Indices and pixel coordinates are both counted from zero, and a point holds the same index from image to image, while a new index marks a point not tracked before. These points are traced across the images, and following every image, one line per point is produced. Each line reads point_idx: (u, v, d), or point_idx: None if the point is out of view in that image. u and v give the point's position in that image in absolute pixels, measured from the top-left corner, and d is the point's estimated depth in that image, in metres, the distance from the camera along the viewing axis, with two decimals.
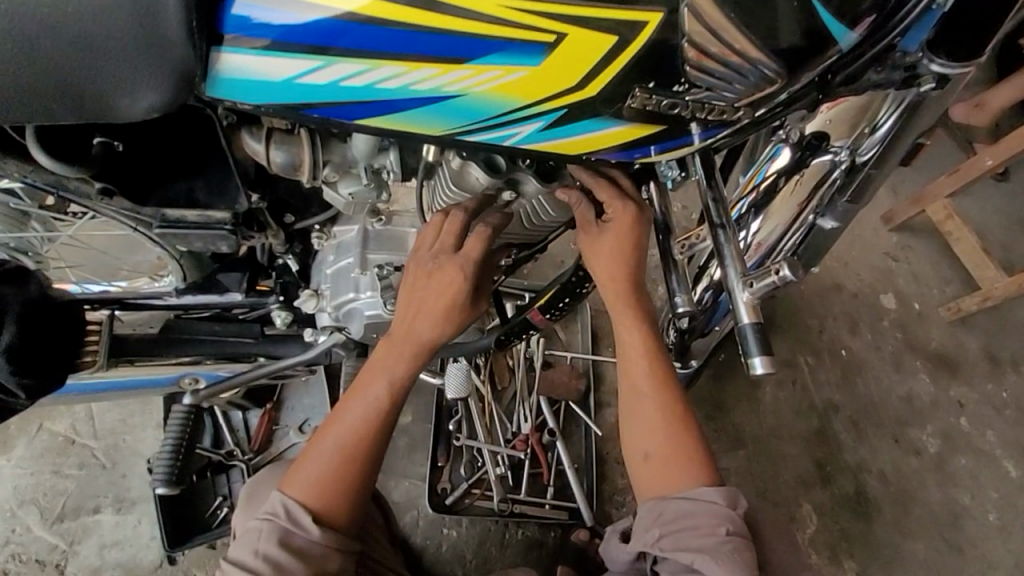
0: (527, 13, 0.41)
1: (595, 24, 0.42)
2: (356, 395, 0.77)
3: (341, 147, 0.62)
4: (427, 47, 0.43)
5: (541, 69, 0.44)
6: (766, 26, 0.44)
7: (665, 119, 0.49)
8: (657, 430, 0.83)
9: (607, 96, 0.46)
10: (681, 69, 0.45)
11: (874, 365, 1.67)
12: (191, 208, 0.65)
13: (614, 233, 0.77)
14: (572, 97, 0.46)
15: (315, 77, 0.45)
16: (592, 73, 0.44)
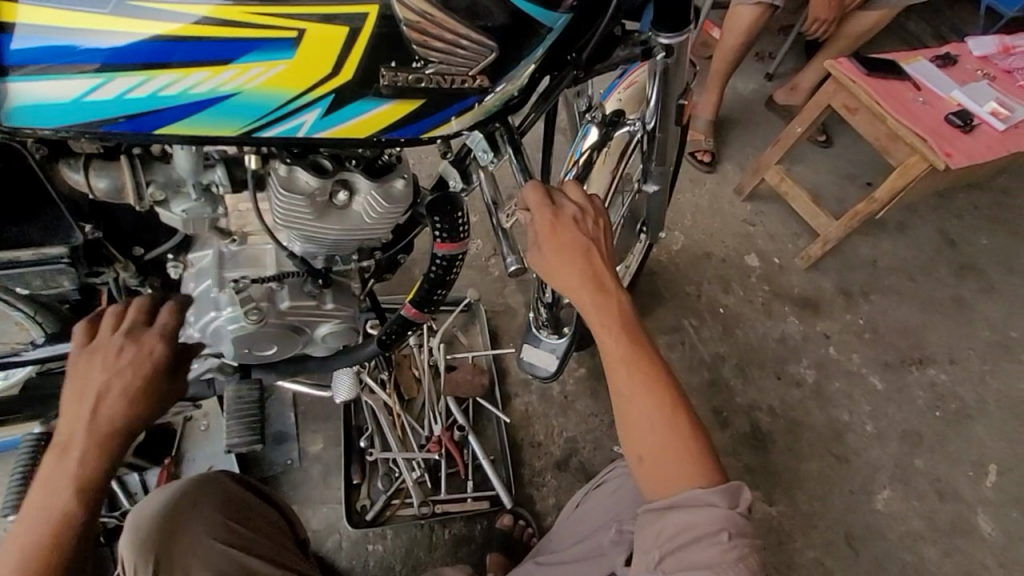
0: (271, 15, 0.53)
1: (329, 19, 0.54)
2: (31, 506, 0.67)
3: (166, 168, 0.69)
4: (195, 54, 0.53)
5: (296, 61, 0.55)
6: (473, 12, 0.57)
7: (421, 93, 0.60)
8: (654, 433, 0.84)
9: (363, 78, 0.57)
10: (414, 49, 0.57)
11: (750, 317, 1.87)
12: (26, 248, 0.69)
13: (559, 236, 0.90)
14: (333, 83, 0.57)
15: (102, 93, 0.53)
16: (341, 59, 0.56)
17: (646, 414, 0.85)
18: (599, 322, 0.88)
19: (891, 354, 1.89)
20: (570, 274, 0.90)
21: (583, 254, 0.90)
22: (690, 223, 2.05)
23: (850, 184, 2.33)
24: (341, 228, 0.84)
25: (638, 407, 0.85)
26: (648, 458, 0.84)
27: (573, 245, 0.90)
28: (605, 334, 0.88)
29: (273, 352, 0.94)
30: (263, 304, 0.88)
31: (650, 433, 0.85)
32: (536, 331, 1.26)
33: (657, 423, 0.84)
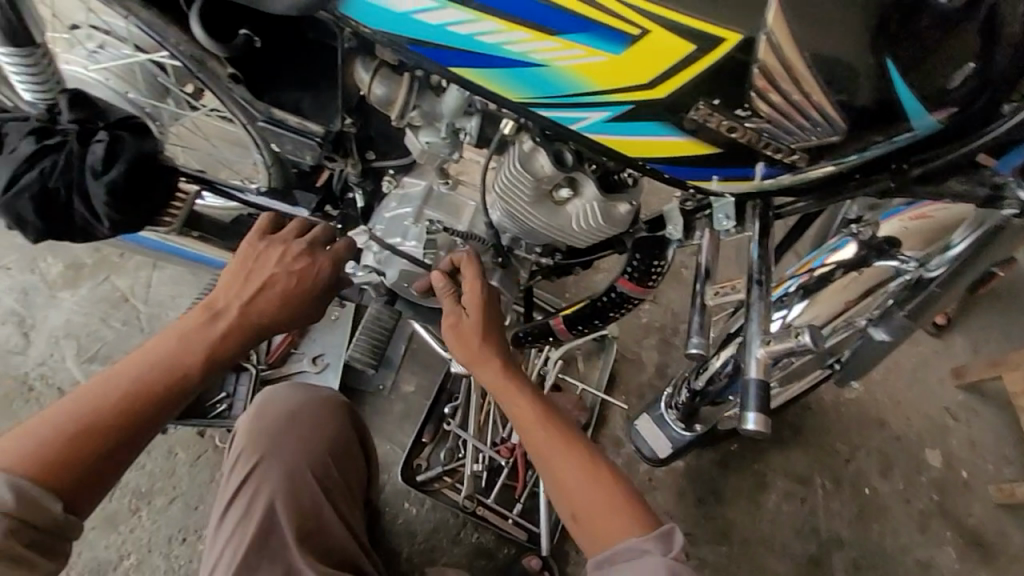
0: (623, 4, 0.48)
1: (681, 31, 0.49)
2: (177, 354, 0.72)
3: (433, 99, 0.69)
4: (528, 13, 0.50)
5: (621, 59, 0.51)
6: (843, 83, 0.51)
7: (722, 142, 0.55)
8: (609, 506, 0.75)
9: (675, 101, 0.53)
10: (750, 96, 0.52)
11: (897, 517, 1.53)
12: (294, 114, 0.75)
13: (464, 314, 0.84)
14: (644, 93, 0.52)
15: (427, 16, 0.52)
16: (666, 74, 0.51)
17: (566, 471, 0.77)
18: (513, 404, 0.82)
19: None
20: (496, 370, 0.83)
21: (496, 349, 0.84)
22: (878, 376, 1.70)
23: None
24: (546, 221, 0.80)
25: (559, 463, 0.77)
26: (582, 519, 0.75)
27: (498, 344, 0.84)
28: (526, 404, 0.81)
29: (424, 296, 0.96)
30: (440, 252, 0.89)
31: (601, 508, 0.75)
32: (663, 407, 1.12)
33: (574, 474, 0.76)
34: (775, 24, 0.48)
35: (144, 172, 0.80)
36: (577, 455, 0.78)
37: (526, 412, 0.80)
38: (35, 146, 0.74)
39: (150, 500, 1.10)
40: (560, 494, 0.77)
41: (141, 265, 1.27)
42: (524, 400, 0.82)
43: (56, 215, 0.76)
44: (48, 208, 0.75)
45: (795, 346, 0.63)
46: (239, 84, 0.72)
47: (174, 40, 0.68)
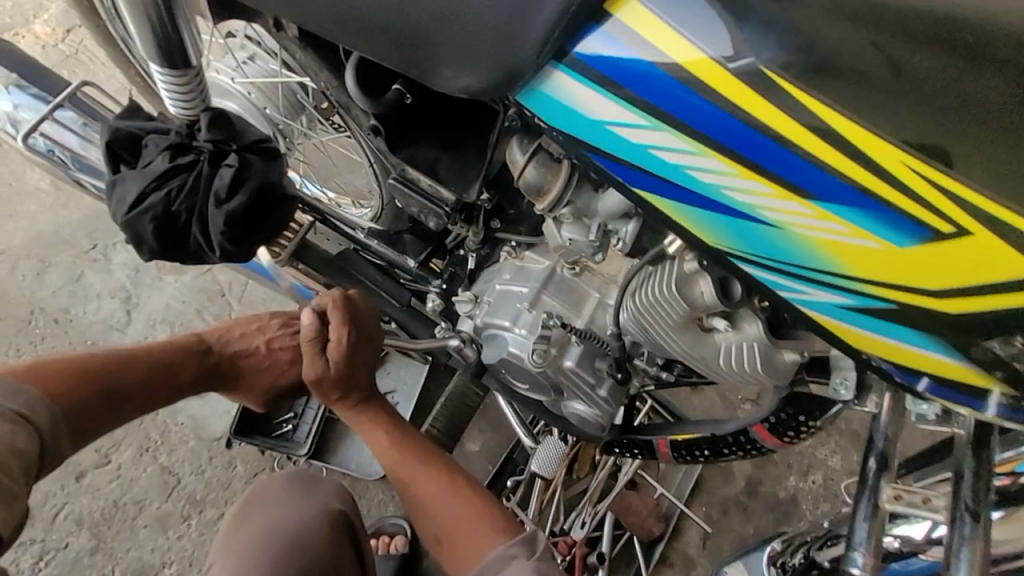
0: (912, 194, 0.44)
1: (986, 237, 0.43)
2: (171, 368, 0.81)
3: (591, 196, 0.58)
4: (777, 170, 0.46)
5: (901, 251, 0.46)
6: None
7: (991, 372, 0.50)
8: (452, 514, 0.82)
9: (944, 313, 0.47)
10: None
11: None
12: (428, 177, 0.66)
13: (348, 365, 0.81)
14: (913, 295, 0.47)
15: (631, 133, 0.48)
16: (948, 283, 0.46)
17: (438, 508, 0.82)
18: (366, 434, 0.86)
19: None
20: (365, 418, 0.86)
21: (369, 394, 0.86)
22: None
23: None
24: (687, 351, 0.65)
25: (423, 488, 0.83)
26: (444, 539, 0.82)
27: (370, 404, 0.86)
28: (375, 436, 0.86)
29: (520, 385, 0.83)
30: (552, 350, 0.75)
31: (445, 515, 0.82)
32: (765, 563, 0.93)
33: (441, 499, 0.83)
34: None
35: (264, 205, 0.76)
36: (452, 483, 0.84)
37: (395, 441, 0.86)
38: (168, 164, 0.72)
39: (201, 509, 1.08)
40: (426, 517, 0.83)
41: None
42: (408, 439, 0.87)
43: (172, 237, 0.73)
44: (167, 230, 0.73)
45: None
46: (378, 137, 0.65)
47: (324, 83, 0.62)
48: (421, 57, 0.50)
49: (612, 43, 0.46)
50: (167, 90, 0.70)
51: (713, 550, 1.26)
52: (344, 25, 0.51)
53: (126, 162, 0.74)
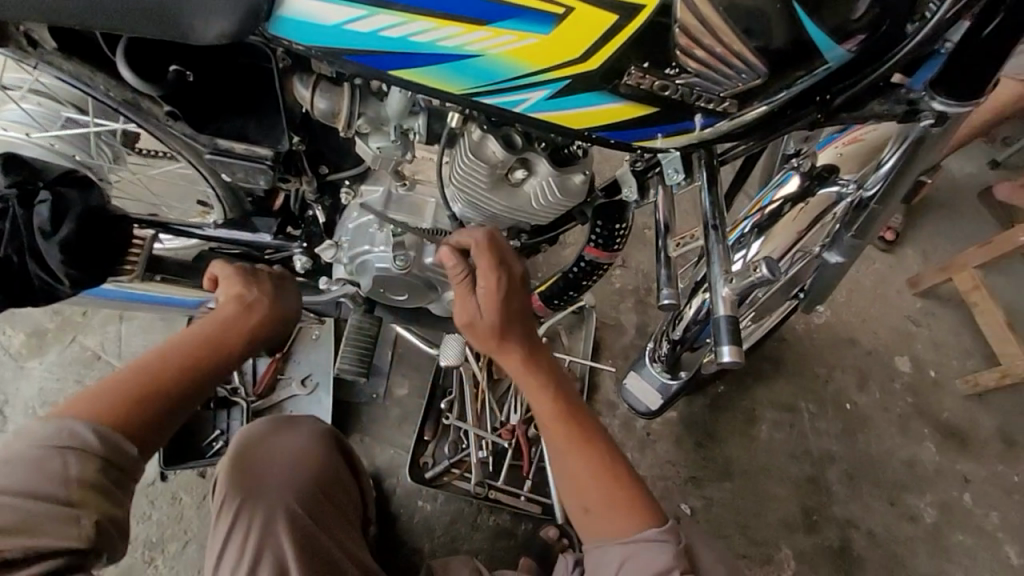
0: None
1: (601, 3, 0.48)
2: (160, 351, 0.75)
3: (377, 104, 0.70)
4: (453, 6, 0.49)
5: (550, 38, 0.49)
6: (754, 29, 0.50)
7: (660, 102, 0.55)
8: (593, 488, 0.81)
9: (606, 72, 0.51)
10: (676, 54, 0.51)
11: (880, 425, 1.61)
12: (239, 141, 0.74)
13: (487, 342, 0.86)
14: (576, 68, 0.51)
15: (360, 25, 0.52)
16: (595, 46, 0.50)
17: (577, 472, 0.81)
18: (525, 377, 0.85)
19: None
20: (536, 388, 0.84)
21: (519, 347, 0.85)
22: (842, 299, 1.76)
23: None
24: (506, 205, 0.82)
25: (574, 460, 0.81)
26: (593, 507, 0.80)
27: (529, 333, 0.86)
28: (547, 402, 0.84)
29: (401, 298, 0.96)
30: (410, 253, 0.88)
31: (580, 479, 0.81)
32: (648, 362, 1.16)
33: (607, 481, 0.80)
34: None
35: (97, 228, 0.78)
36: (614, 454, 0.83)
37: (539, 369, 0.86)
38: None
39: (163, 548, 1.14)
40: (554, 468, 0.84)
41: (110, 319, 1.25)
42: (549, 380, 0.85)
43: (13, 279, 0.76)
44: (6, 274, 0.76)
45: (755, 279, 0.69)
46: (179, 120, 0.71)
47: (104, 86, 0.67)
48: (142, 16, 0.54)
49: None
50: None
51: None
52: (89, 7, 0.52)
53: None
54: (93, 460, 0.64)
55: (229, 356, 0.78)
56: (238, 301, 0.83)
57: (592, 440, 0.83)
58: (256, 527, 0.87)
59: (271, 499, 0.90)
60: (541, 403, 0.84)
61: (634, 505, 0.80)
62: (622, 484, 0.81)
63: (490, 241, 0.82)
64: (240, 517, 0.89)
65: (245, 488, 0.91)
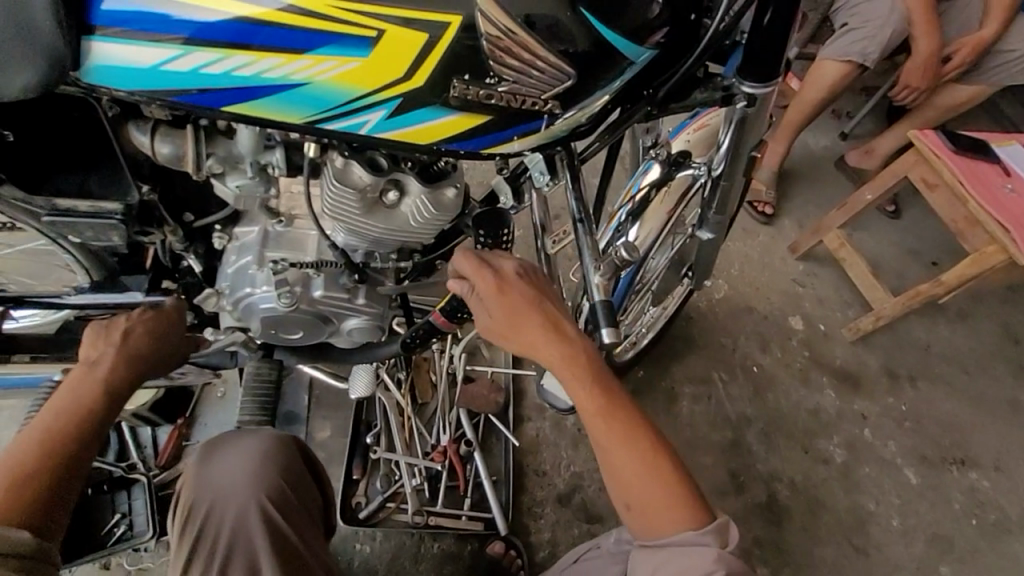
0: (364, 14, 0.51)
1: (412, 24, 0.51)
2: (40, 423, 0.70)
3: (227, 142, 0.69)
4: (271, 39, 0.50)
5: (372, 60, 0.52)
6: (559, 38, 0.56)
7: (491, 111, 0.58)
8: (637, 478, 0.78)
9: (433, 86, 0.54)
10: (491, 66, 0.55)
11: (785, 381, 1.75)
12: (82, 198, 0.70)
13: (523, 342, 0.84)
14: (404, 86, 0.54)
15: (179, 64, 0.51)
16: (416, 64, 0.53)
17: (629, 467, 0.78)
18: (569, 376, 0.81)
19: (932, 448, 1.71)
20: (577, 383, 0.81)
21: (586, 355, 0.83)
22: (735, 273, 1.92)
23: (919, 263, 2.01)
24: (385, 227, 0.83)
25: (613, 444, 0.79)
26: (637, 503, 0.78)
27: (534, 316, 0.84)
28: (584, 392, 0.81)
29: (298, 336, 0.93)
30: (296, 289, 0.86)
31: (630, 478, 0.78)
32: None
33: (642, 467, 0.78)
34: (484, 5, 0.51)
35: None
36: (665, 440, 0.81)
37: (564, 355, 0.83)
38: None
39: None
40: (604, 461, 0.80)
41: None
42: (579, 365, 0.82)
43: None
44: None
45: (618, 261, 0.76)
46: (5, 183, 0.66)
47: None
48: None
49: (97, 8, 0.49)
50: None
51: None
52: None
53: None
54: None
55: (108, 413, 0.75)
56: (89, 360, 0.78)
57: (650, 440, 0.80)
58: (223, 538, 0.78)
59: (237, 501, 0.81)
60: (578, 397, 0.81)
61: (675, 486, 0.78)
62: (649, 470, 0.78)
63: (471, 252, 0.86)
64: (205, 533, 0.79)
65: (206, 498, 0.82)
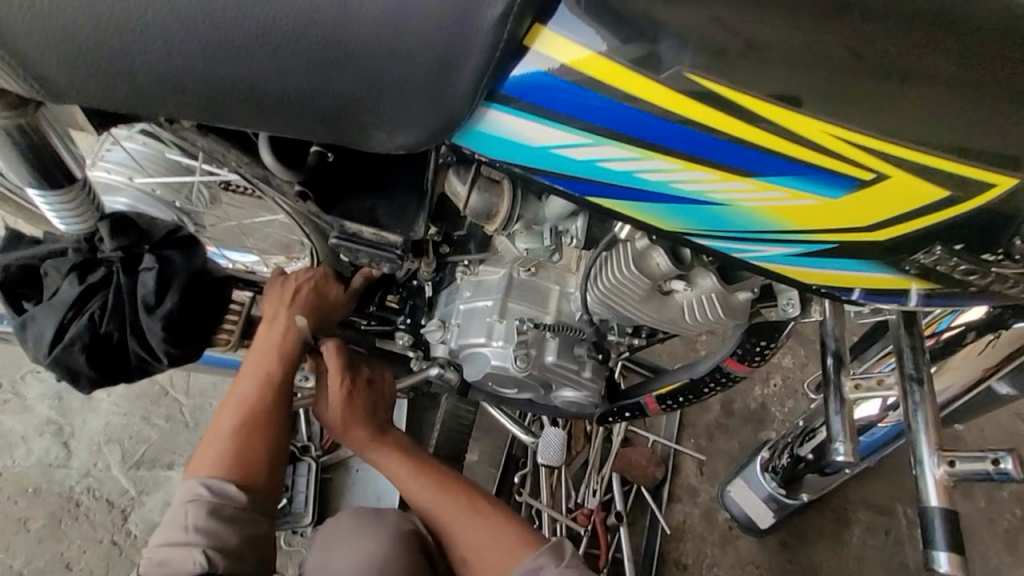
0: (864, 150, 0.43)
1: (931, 175, 0.43)
2: (245, 367, 0.78)
3: (536, 205, 0.61)
4: (723, 156, 0.44)
5: (832, 202, 0.45)
6: None
7: (950, 280, 0.49)
8: (452, 522, 0.81)
9: (893, 243, 0.47)
10: (1006, 241, 0.46)
11: (986, 540, 1.35)
12: (369, 225, 0.64)
13: (387, 457, 0.84)
14: (853, 235, 0.46)
15: (577, 152, 0.45)
16: (888, 219, 0.45)
17: (442, 514, 0.81)
18: (344, 436, 0.83)
19: None
20: (382, 458, 0.84)
21: (368, 429, 0.83)
22: None
23: None
24: (655, 317, 0.71)
25: (459, 527, 0.81)
26: (466, 552, 0.80)
27: (367, 411, 0.84)
28: (391, 462, 0.84)
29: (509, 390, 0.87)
30: (531, 352, 0.78)
31: (425, 511, 0.82)
32: (759, 471, 1.04)
33: (455, 516, 0.81)
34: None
35: (200, 298, 0.71)
36: (422, 459, 0.85)
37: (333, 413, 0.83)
38: (80, 287, 0.67)
39: None
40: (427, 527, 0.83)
41: None
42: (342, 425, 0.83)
43: (110, 358, 0.69)
44: (102, 353, 0.68)
45: (984, 468, 0.56)
46: (309, 202, 0.63)
47: (236, 163, 0.60)
48: (293, 117, 0.44)
49: (528, 73, 0.42)
50: (48, 207, 0.60)
51: (710, 474, 1.36)
52: (260, 113, 0.44)
53: (31, 298, 0.70)
54: (203, 507, 0.69)
55: (291, 360, 0.79)
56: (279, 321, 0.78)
57: (425, 465, 0.85)
58: None
59: None
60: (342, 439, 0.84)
61: (458, 506, 0.82)
62: (447, 495, 0.82)
63: (340, 346, 0.82)
64: None
65: None
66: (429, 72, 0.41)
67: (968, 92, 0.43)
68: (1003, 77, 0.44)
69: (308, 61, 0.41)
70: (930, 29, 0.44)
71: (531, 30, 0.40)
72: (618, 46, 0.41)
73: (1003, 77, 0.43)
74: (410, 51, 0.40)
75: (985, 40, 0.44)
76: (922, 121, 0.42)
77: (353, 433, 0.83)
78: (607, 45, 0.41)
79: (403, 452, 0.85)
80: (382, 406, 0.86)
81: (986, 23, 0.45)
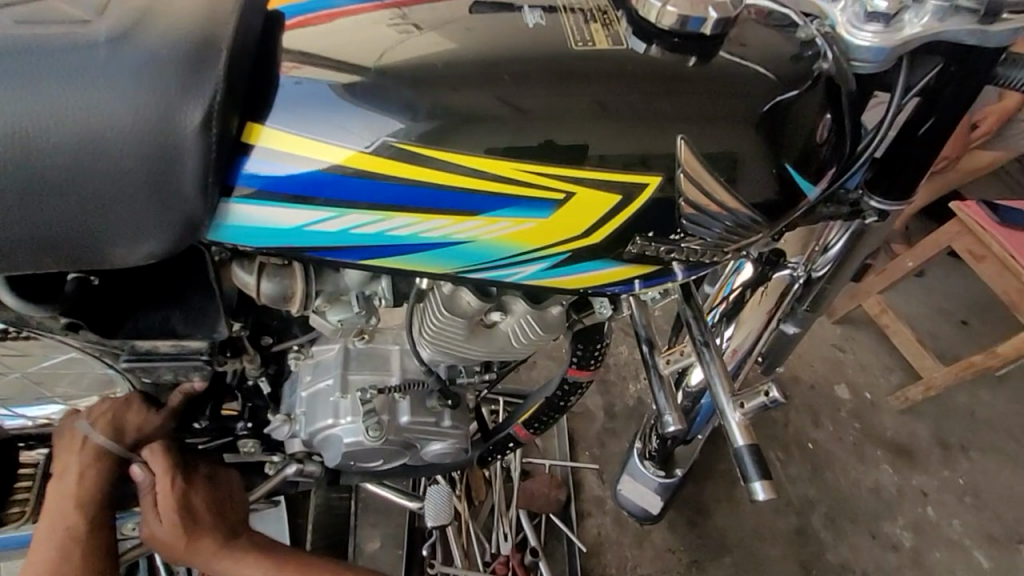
0: (554, 175, 0.51)
1: (610, 184, 0.53)
2: (44, 531, 0.71)
3: (334, 277, 0.62)
4: (447, 202, 0.50)
5: (550, 220, 0.52)
6: (755, 185, 0.57)
7: (660, 261, 0.59)
8: None
9: (612, 241, 0.56)
10: (678, 222, 0.56)
11: (841, 458, 1.56)
12: (165, 338, 0.61)
13: (246, 564, 0.78)
14: (579, 242, 0.55)
15: (326, 226, 0.49)
16: (599, 222, 0.54)
17: None
18: (191, 558, 0.74)
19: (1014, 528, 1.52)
20: (240, 567, 0.77)
21: (218, 541, 0.76)
22: None
23: (973, 323, 1.84)
24: (485, 349, 0.75)
25: None
26: None
27: (213, 520, 0.77)
28: (252, 569, 0.78)
29: (376, 463, 0.84)
30: (383, 418, 0.78)
31: None
32: (638, 462, 1.13)
33: None
34: (687, 161, 0.53)
35: None
36: (285, 552, 0.81)
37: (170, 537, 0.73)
38: None
39: None
40: None
41: None
42: (184, 548, 0.74)
43: None
44: None
45: (764, 400, 0.67)
46: (83, 330, 0.59)
47: None
48: (24, 250, 0.45)
49: (251, 166, 0.46)
50: None
51: (611, 479, 1.42)
52: None
53: None
54: None
55: (99, 506, 0.73)
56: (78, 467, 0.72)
57: (290, 559, 0.81)
58: None
59: None
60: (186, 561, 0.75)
61: None
62: None
63: (168, 445, 0.74)
64: None
65: None
66: (148, 181, 0.43)
67: (636, 111, 0.53)
68: (661, 102, 0.54)
69: (21, 195, 0.43)
70: (598, 71, 0.54)
71: (244, 129, 0.46)
72: (322, 129, 0.47)
73: (659, 97, 0.54)
74: (120, 164, 0.43)
75: (636, 79, 0.54)
76: (601, 150, 0.52)
77: (200, 549, 0.75)
78: (313, 135, 0.47)
79: (265, 554, 0.79)
80: (231, 511, 0.79)
81: (640, 57, 0.56)
